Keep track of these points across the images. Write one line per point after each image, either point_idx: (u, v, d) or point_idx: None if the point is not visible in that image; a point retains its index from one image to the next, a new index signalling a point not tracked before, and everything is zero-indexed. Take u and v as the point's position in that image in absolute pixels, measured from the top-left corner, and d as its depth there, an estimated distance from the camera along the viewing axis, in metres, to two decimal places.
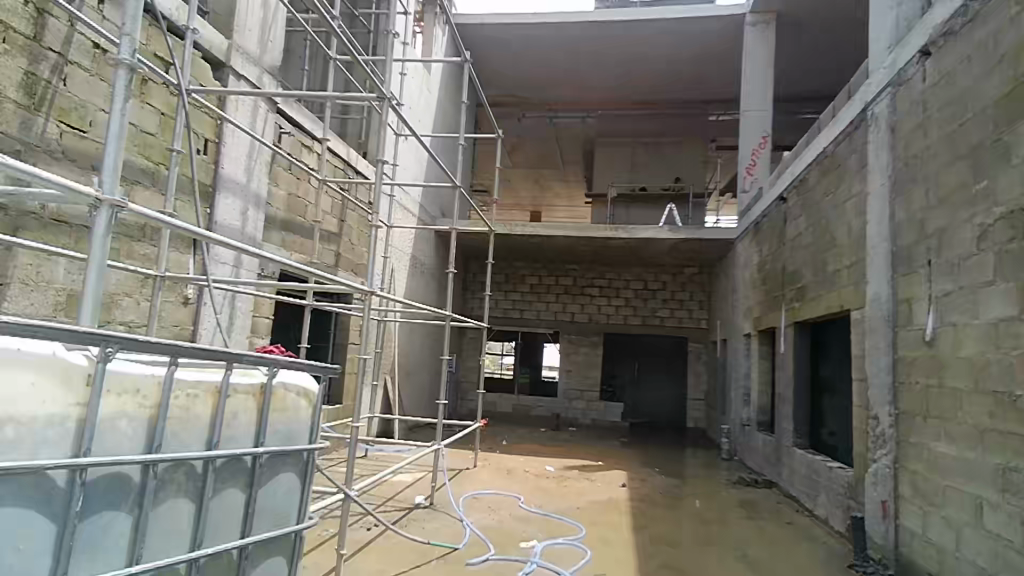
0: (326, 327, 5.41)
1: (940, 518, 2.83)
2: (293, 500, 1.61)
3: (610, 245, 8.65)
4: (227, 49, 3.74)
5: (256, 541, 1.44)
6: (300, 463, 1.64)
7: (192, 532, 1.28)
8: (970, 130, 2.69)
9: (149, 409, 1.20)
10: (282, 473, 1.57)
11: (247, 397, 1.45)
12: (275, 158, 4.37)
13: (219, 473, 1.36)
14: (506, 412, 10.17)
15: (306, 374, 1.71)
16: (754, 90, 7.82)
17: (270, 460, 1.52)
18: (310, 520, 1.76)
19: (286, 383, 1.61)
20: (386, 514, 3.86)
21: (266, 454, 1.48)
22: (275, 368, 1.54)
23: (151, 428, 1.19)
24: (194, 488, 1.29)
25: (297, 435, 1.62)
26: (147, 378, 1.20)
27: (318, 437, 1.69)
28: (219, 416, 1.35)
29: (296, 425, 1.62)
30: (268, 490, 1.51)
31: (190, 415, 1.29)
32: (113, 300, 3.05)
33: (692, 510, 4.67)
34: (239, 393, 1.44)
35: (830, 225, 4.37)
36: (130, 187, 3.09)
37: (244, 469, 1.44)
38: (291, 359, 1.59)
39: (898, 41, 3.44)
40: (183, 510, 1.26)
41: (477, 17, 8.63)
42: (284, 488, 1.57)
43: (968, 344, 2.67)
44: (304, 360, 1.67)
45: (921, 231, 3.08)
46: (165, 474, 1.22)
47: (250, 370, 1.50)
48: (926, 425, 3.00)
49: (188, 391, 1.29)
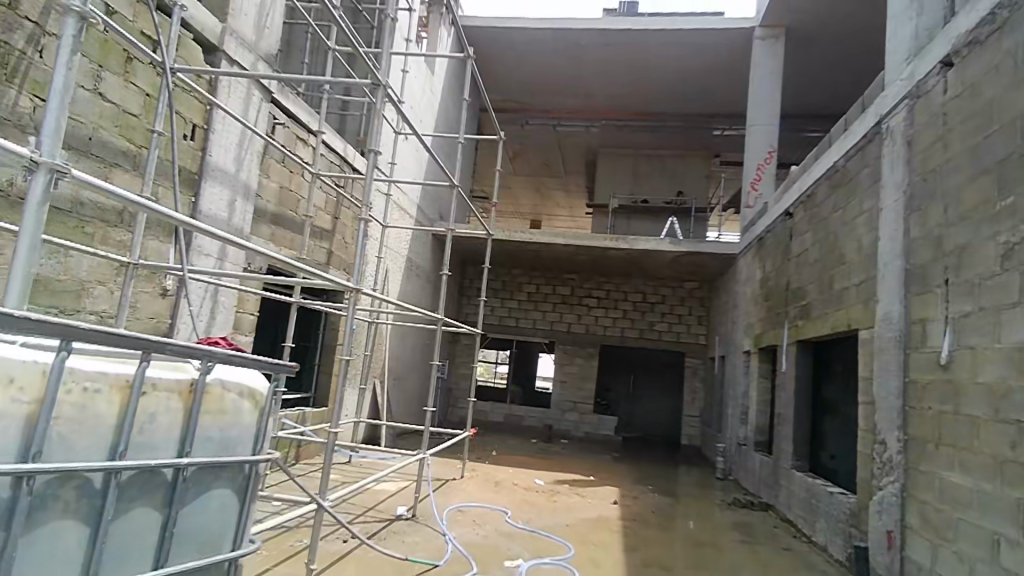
0: (314, 326, 5.23)
1: (951, 553, 2.66)
2: (227, 522, 1.44)
3: (610, 255, 8.50)
4: (221, 33, 3.60)
5: (172, 571, 1.27)
6: (240, 478, 1.47)
7: (85, 559, 1.11)
8: (996, 143, 2.55)
9: (28, 405, 1.03)
10: (213, 490, 1.40)
11: (170, 396, 1.29)
12: (267, 149, 4.20)
13: (125, 490, 1.19)
14: (497, 421, 9.97)
15: (253, 371, 1.55)
16: (762, 104, 7.69)
17: (197, 474, 1.36)
18: (254, 545, 1.58)
19: (224, 382, 1.44)
20: (365, 525, 3.67)
21: (190, 466, 1.31)
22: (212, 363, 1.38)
23: (30, 428, 1.02)
24: (89, 505, 1.12)
25: (240, 443, 1.46)
26: (27, 365, 1.04)
27: (261, 447, 1.53)
28: (128, 418, 1.18)
29: (235, 431, 1.45)
30: (192, 509, 1.34)
31: (88, 415, 1.13)
32: (84, 289, 2.87)
33: (686, 532, 4.49)
34: (159, 389, 1.28)
35: (840, 241, 4.21)
36: (108, 170, 2.94)
37: (161, 485, 1.27)
38: (238, 353, 1.44)
39: (917, 52, 3.30)
40: (70, 532, 1.09)
41: (483, 20, 8.51)
42: (214, 507, 1.40)
43: (988, 369, 2.51)
44: (253, 356, 1.51)
45: (938, 249, 2.94)
46: (48, 487, 1.05)
47: (180, 364, 1.35)
48: (938, 452, 2.83)
49: (87, 385, 1.13)
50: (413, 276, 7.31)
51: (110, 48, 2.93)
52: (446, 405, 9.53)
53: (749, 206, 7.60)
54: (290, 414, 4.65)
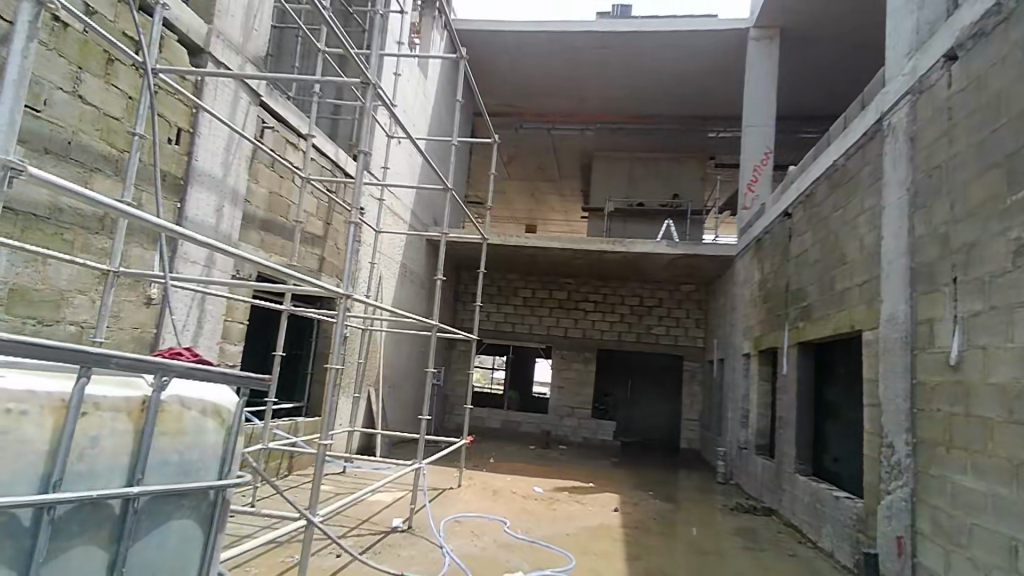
0: (307, 334, 5.13)
1: (965, 560, 2.56)
2: (190, 554, 1.34)
3: (606, 259, 8.41)
4: (207, 34, 3.51)
5: None
6: (205, 506, 1.37)
7: None
8: (1004, 138, 2.48)
9: None
10: (173, 520, 1.30)
11: (117, 416, 1.19)
12: (255, 153, 4.10)
13: (62, 526, 1.08)
14: (494, 428, 9.85)
15: (218, 386, 1.45)
16: (757, 105, 7.65)
17: (152, 504, 1.25)
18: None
19: (183, 399, 1.35)
20: (359, 538, 3.55)
21: (143, 495, 1.21)
22: (167, 377, 1.29)
23: None
24: (20, 545, 1.01)
25: (205, 466, 1.37)
26: None
27: (228, 470, 1.42)
28: (64, 443, 1.08)
29: (197, 452, 1.35)
30: (146, 543, 1.24)
31: (18, 441, 1.03)
32: (64, 298, 2.76)
33: (688, 539, 4.39)
34: (102, 409, 1.18)
35: (841, 241, 4.14)
36: (88, 175, 2.84)
37: (110, 518, 1.17)
38: (201, 367, 1.34)
39: (919, 47, 3.24)
40: None
41: (476, 23, 8.45)
42: (174, 539, 1.30)
43: (1001, 369, 2.43)
44: (220, 370, 1.41)
45: (945, 247, 2.86)
46: None
47: (130, 381, 1.25)
48: (949, 456, 2.75)
49: (13, 407, 1.03)
50: (407, 282, 7.20)
51: (91, 49, 2.82)
52: (442, 412, 9.41)
53: (746, 207, 7.53)
54: (281, 424, 4.54)
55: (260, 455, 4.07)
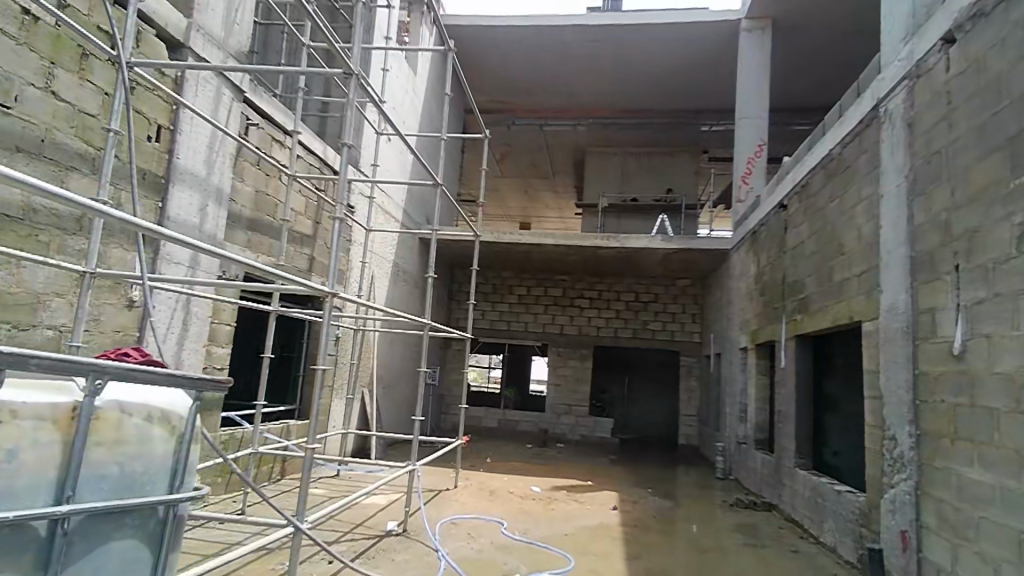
0: (298, 335, 5.03)
1: (973, 555, 2.50)
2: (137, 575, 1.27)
3: (601, 255, 8.34)
4: (186, 28, 3.42)
5: None
6: (152, 524, 1.31)
7: None
8: (1006, 120, 2.42)
9: None
10: (114, 541, 1.23)
11: (41, 426, 1.09)
12: (240, 151, 4.01)
13: None
14: (491, 427, 9.77)
15: (165, 389, 1.38)
16: (750, 97, 7.59)
17: (86, 524, 1.17)
18: None
19: (122, 404, 1.26)
20: (351, 543, 3.47)
21: (74, 515, 1.12)
22: (101, 380, 1.20)
23: None
24: None
25: (153, 480, 1.31)
26: None
27: (178, 483, 1.37)
28: None
29: (139, 464, 1.28)
30: (78, 567, 1.15)
31: None
32: (40, 301, 2.67)
33: (688, 536, 4.32)
34: (21, 417, 1.07)
35: (838, 232, 4.07)
36: (63, 174, 2.74)
37: (34, 540, 1.08)
38: (139, 368, 1.29)
39: (916, 30, 3.18)
40: None
41: (466, 19, 8.37)
42: (113, 561, 1.22)
43: (1006, 358, 2.37)
44: (163, 371, 1.35)
45: (946, 234, 2.80)
46: None
47: (59, 384, 1.15)
48: (954, 448, 2.68)
49: None
50: (400, 281, 7.11)
51: (64, 43, 2.73)
52: (438, 412, 9.33)
53: (741, 200, 7.47)
54: (272, 427, 4.45)
55: (250, 459, 3.98)
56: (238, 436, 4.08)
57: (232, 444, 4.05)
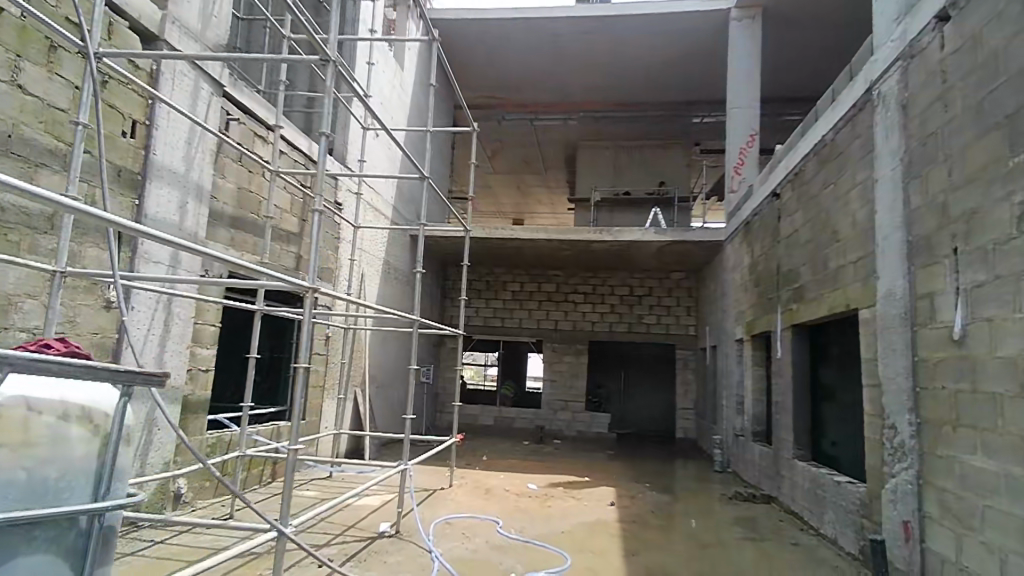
0: (287, 335, 4.94)
1: (978, 544, 2.44)
2: None
3: (594, 249, 8.27)
4: (161, 20, 3.32)
5: None
6: (72, 536, 1.20)
7: None
8: (1003, 97, 2.35)
9: None
10: (23, 556, 1.11)
11: None
12: (221, 146, 3.91)
13: None
14: (487, 425, 9.70)
15: (83, 383, 1.24)
16: (741, 87, 7.52)
17: None
18: None
19: (31, 400, 1.13)
20: (343, 545, 3.39)
21: None
22: (7, 373, 1.06)
23: None
24: None
25: (72, 488, 1.20)
26: None
27: (103, 489, 1.26)
28: None
29: (53, 469, 1.16)
30: None
31: None
32: (10, 303, 2.57)
33: (687, 531, 4.26)
34: None
35: (832, 219, 4.01)
36: (32, 171, 2.64)
37: None
38: (55, 360, 1.14)
39: (908, 9, 3.11)
40: None
41: (452, 12, 8.26)
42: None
43: (1008, 341, 2.31)
44: (86, 364, 1.22)
45: (944, 217, 2.74)
46: None
47: None
48: (956, 435, 2.63)
49: None
50: (392, 279, 7.01)
51: (30, 35, 2.63)
52: (433, 411, 9.24)
53: (734, 191, 7.41)
54: (261, 429, 4.36)
55: (238, 463, 3.89)
56: (226, 439, 4.02)
57: (220, 447, 4.00)
